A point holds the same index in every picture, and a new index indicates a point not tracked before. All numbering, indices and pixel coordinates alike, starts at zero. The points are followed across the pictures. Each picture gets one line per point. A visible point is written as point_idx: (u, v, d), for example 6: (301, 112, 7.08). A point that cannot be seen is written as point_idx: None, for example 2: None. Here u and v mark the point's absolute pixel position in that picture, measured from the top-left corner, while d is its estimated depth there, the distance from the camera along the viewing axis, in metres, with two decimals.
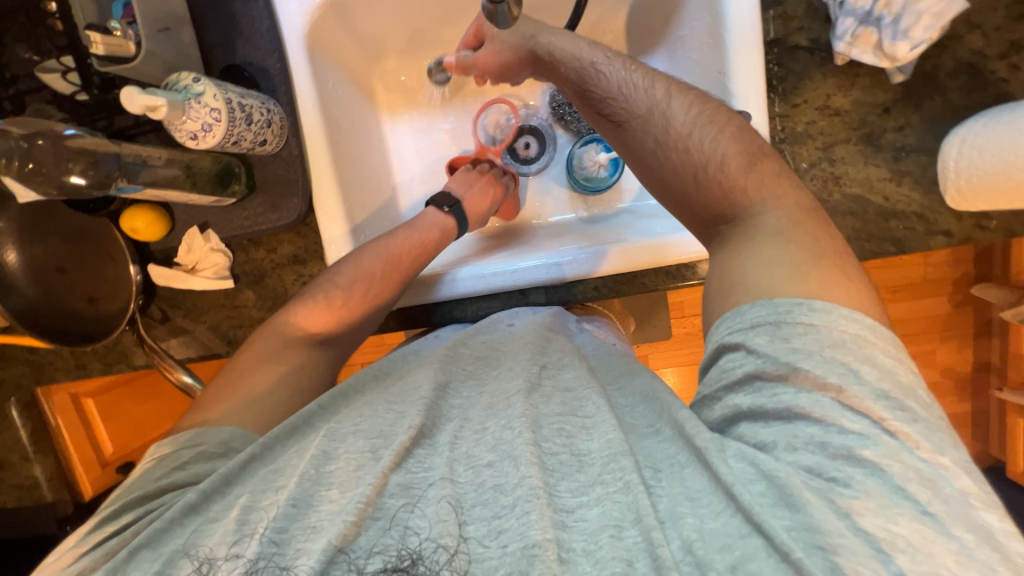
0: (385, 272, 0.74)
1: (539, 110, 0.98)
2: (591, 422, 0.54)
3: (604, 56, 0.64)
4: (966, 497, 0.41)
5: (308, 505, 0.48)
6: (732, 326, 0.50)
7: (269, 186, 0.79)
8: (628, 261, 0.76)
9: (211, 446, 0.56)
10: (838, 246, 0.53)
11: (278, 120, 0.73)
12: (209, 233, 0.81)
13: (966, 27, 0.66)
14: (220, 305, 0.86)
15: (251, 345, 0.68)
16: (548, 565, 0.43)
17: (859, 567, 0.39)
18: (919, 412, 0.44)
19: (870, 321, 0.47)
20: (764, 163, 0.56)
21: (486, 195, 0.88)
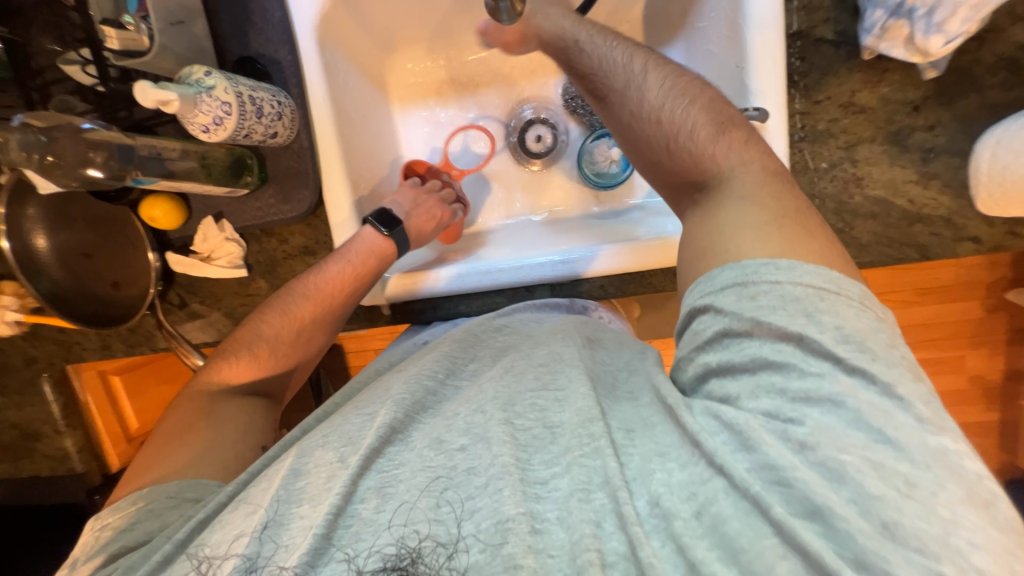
0: (316, 314, 0.74)
1: (552, 101, 0.96)
2: (563, 394, 0.53)
3: (587, 33, 0.62)
4: (922, 426, 0.39)
5: (286, 518, 0.50)
6: (705, 289, 0.48)
7: (280, 177, 0.80)
8: (644, 259, 0.74)
9: (162, 501, 0.57)
10: (806, 208, 0.50)
11: (289, 113, 0.74)
12: (224, 222, 0.83)
13: (1010, 19, 0.61)
14: (235, 293, 0.89)
15: (174, 409, 0.67)
16: (522, 538, 0.44)
17: (811, 494, 0.39)
18: (881, 352, 0.42)
19: (833, 272, 0.45)
20: (735, 130, 0.54)
21: (432, 216, 0.84)
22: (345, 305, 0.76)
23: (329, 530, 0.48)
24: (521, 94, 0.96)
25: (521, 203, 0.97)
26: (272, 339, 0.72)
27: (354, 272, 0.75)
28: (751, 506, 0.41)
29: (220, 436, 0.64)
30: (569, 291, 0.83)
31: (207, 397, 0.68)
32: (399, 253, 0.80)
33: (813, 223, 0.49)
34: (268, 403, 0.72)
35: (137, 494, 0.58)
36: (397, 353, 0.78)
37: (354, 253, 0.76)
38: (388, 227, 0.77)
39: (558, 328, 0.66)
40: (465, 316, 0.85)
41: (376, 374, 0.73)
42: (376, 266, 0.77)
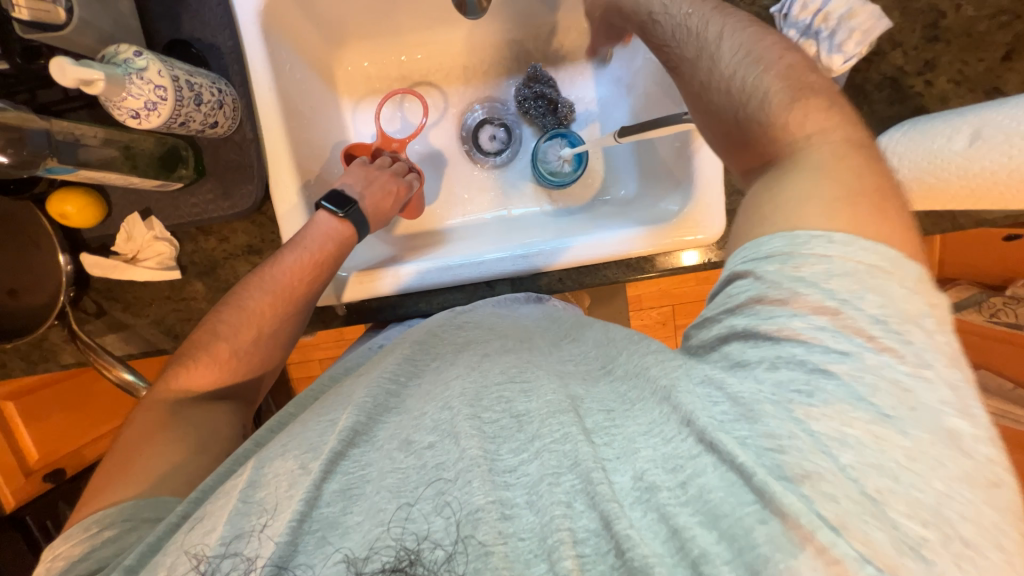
0: (276, 305, 0.70)
1: (506, 104, 0.99)
2: (529, 386, 0.55)
3: (661, 5, 0.69)
4: (943, 407, 0.43)
5: (244, 532, 0.46)
6: (749, 255, 0.52)
7: (220, 170, 0.75)
8: (596, 253, 0.78)
9: (116, 526, 0.51)
10: (881, 194, 0.51)
11: (231, 101, 0.69)
12: (152, 220, 0.76)
13: (889, 45, 0.73)
14: (166, 298, 0.81)
15: (131, 424, 0.62)
16: (492, 524, 0.45)
17: (804, 462, 0.42)
18: (920, 335, 0.45)
19: (891, 250, 0.47)
20: (811, 97, 0.56)
21: (387, 194, 0.82)
22: (310, 295, 0.72)
23: (291, 539, 0.46)
24: (474, 94, 0.98)
25: (477, 202, 0.98)
26: (232, 337, 0.67)
27: (316, 261, 0.72)
28: (738, 476, 0.44)
29: (183, 446, 0.59)
30: (530, 286, 0.84)
31: (166, 407, 0.63)
32: (359, 236, 0.78)
33: (884, 201, 0.50)
34: (236, 408, 0.67)
35: (90, 519, 0.52)
36: (353, 359, 0.76)
37: (313, 241, 0.73)
38: (342, 209, 0.75)
39: (512, 330, 0.68)
40: (425, 314, 0.84)
41: (331, 381, 0.70)
42: (336, 247, 0.74)
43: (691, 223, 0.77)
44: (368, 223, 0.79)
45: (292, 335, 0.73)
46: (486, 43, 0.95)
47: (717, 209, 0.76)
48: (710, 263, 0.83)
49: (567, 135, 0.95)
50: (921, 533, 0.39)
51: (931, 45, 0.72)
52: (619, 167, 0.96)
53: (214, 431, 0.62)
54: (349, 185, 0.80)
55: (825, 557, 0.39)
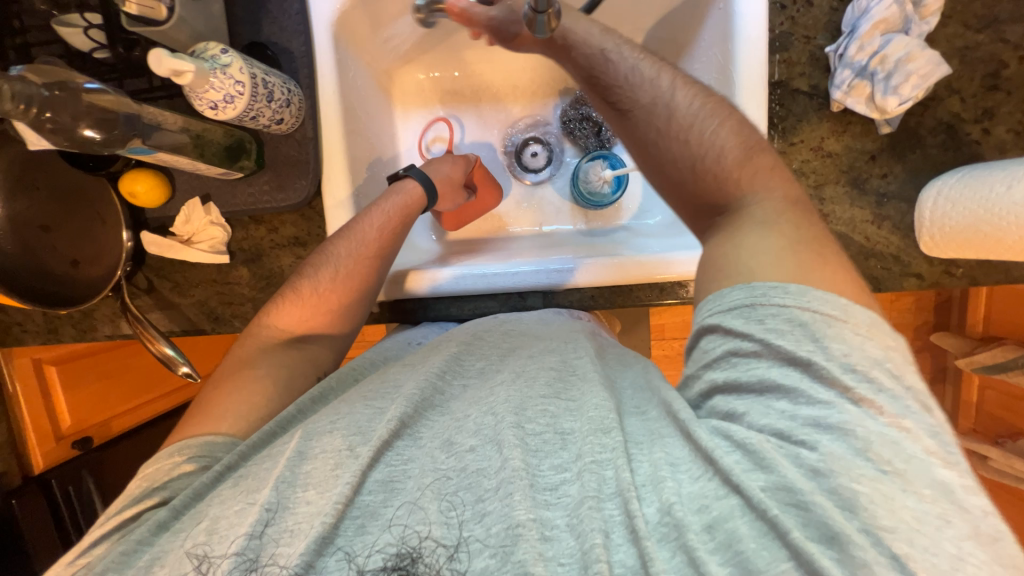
0: (355, 256, 0.73)
1: (550, 123, 1.01)
2: (575, 405, 0.55)
3: (614, 44, 0.66)
4: (928, 458, 0.43)
5: (287, 505, 0.50)
6: (714, 307, 0.52)
7: (278, 164, 0.79)
8: (627, 274, 0.78)
9: (192, 457, 0.57)
10: (821, 236, 0.53)
11: (297, 101, 0.74)
12: (210, 205, 0.80)
13: (947, 91, 0.72)
14: (212, 280, 0.85)
15: (233, 352, 0.69)
16: (533, 544, 0.45)
17: (829, 520, 0.41)
18: (883, 381, 0.45)
19: (841, 300, 0.48)
20: (759, 156, 0.59)
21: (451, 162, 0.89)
22: (390, 253, 0.76)
23: (335, 522, 0.48)
24: (521, 111, 1.01)
25: (515, 217, 1.00)
26: (320, 288, 0.71)
27: (392, 223, 0.76)
28: (767, 528, 0.43)
29: (267, 383, 0.64)
30: (563, 301, 0.84)
31: (258, 351, 0.68)
32: (428, 200, 0.83)
33: (830, 253, 0.52)
34: (322, 352, 0.71)
35: (176, 447, 0.58)
36: (390, 348, 0.77)
37: (391, 204, 0.78)
38: (404, 169, 0.84)
39: (543, 331, 0.71)
40: (456, 319, 0.85)
41: (371, 365, 0.72)
42: (410, 208, 0.79)
43: None
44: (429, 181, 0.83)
45: (373, 291, 0.75)
46: (536, 63, 0.98)
47: None
48: None
49: (607, 158, 0.97)
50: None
51: (990, 94, 0.72)
52: None
53: (297, 372, 0.67)
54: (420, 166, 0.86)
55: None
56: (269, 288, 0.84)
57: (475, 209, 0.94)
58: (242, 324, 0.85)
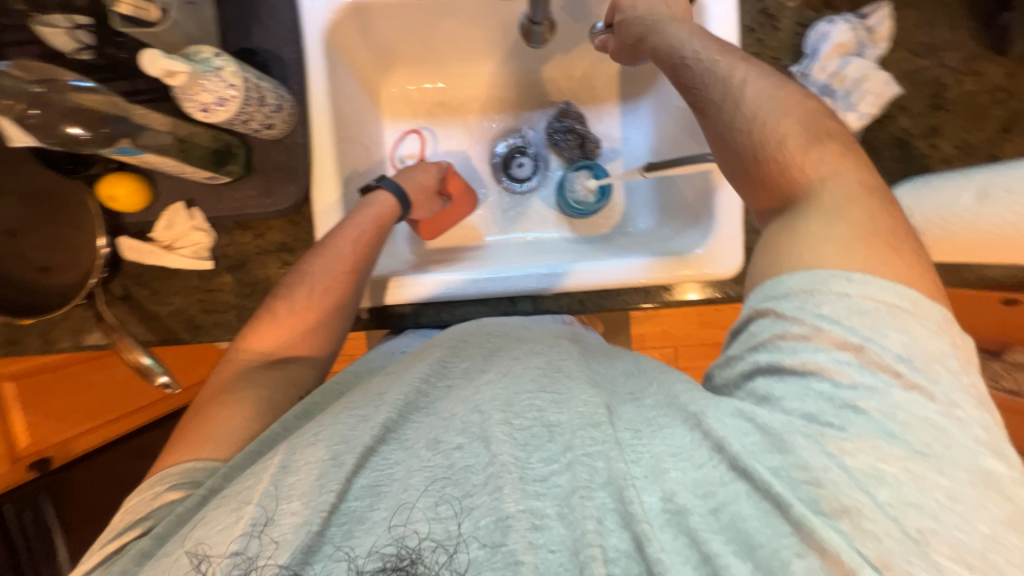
0: (331, 271, 0.72)
1: (535, 133, 1.04)
2: (562, 397, 0.56)
3: (691, 48, 0.68)
4: (976, 447, 0.44)
5: (270, 518, 0.48)
6: (767, 292, 0.54)
7: (267, 169, 0.78)
8: (612, 278, 0.81)
9: (174, 486, 0.54)
10: (898, 225, 0.52)
11: (288, 107, 0.74)
12: (195, 210, 0.78)
13: (898, 109, 0.80)
14: (193, 287, 0.82)
15: (211, 379, 0.66)
16: (522, 533, 0.47)
17: (841, 496, 0.43)
18: (946, 375, 0.46)
19: (913, 292, 0.48)
20: (830, 143, 0.57)
21: (423, 172, 0.89)
22: (367, 267, 0.75)
23: (323, 527, 0.48)
24: (507, 123, 1.04)
25: (501, 224, 1.02)
26: (296, 306, 0.70)
27: (368, 236, 0.76)
28: (772, 506, 0.45)
29: (248, 403, 0.61)
30: (552, 305, 0.86)
31: (236, 374, 0.66)
32: (403, 211, 0.83)
33: (903, 246, 0.51)
34: (304, 372, 0.69)
35: (155, 480, 0.55)
36: (374, 359, 0.75)
37: (366, 218, 0.78)
38: (376, 180, 0.84)
39: (529, 333, 0.71)
40: (444, 324, 0.86)
41: (355, 378, 0.69)
42: (386, 220, 0.79)
43: (706, 258, 0.80)
44: (402, 191, 0.83)
45: (352, 305, 0.74)
46: (520, 78, 1.02)
47: (734, 247, 0.79)
48: (725, 297, 0.84)
49: (591, 167, 1.00)
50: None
51: (934, 112, 0.79)
52: (640, 201, 1.00)
53: (277, 390, 0.65)
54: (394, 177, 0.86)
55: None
56: (254, 295, 0.83)
57: (450, 216, 0.96)
58: (224, 332, 0.83)
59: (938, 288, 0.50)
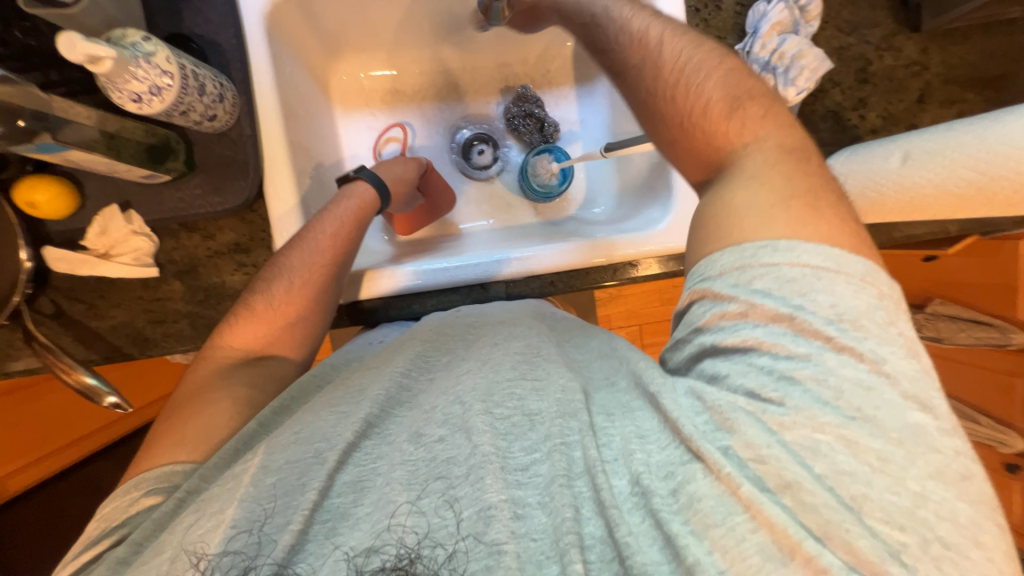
0: (307, 263, 0.69)
1: (495, 122, 1.03)
2: (541, 384, 0.55)
3: (605, 6, 0.70)
4: (905, 403, 0.43)
5: (255, 521, 0.45)
6: (703, 273, 0.53)
7: (211, 165, 0.73)
8: (577, 258, 0.82)
9: (154, 489, 0.51)
10: (817, 183, 0.52)
11: (230, 97, 0.70)
12: (131, 213, 0.72)
13: (830, 84, 0.86)
14: (138, 297, 0.76)
15: (187, 378, 0.62)
16: (505, 524, 0.45)
17: (783, 470, 0.43)
18: (874, 329, 0.46)
19: (834, 250, 0.48)
20: (748, 106, 0.58)
21: (402, 166, 0.87)
22: (348, 261, 0.72)
23: (304, 526, 0.46)
24: (465, 109, 1.03)
25: (466, 213, 1.01)
26: (274, 301, 0.66)
27: (348, 229, 0.73)
28: (726, 488, 0.44)
29: (229, 401, 0.58)
30: (523, 289, 0.86)
31: (214, 374, 0.61)
32: (381, 205, 0.82)
33: (823, 200, 0.51)
34: (285, 367, 0.66)
35: (132, 482, 0.51)
36: (351, 350, 0.74)
37: (344, 210, 0.75)
38: (354, 171, 0.81)
39: (507, 318, 0.71)
40: (417, 316, 0.84)
41: (333, 370, 0.66)
42: (364, 213, 0.77)
43: (669, 232, 0.82)
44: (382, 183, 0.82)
45: (332, 299, 0.70)
46: (475, 63, 1.01)
47: None
48: None
49: (553, 150, 1.00)
50: (900, 538, 0.41)
51: (862, 86, 0.86)
52: (601, 183, 1.02)
53: (254, 387, 0.61)
54: (373, 168, 0.84)
55: (812, 566, 0.41)
56: (208, 301, 0.77)
57: (422, 214, 0.94)
58: (177, 343, 0.77)
59: (862, 237, 0.50)
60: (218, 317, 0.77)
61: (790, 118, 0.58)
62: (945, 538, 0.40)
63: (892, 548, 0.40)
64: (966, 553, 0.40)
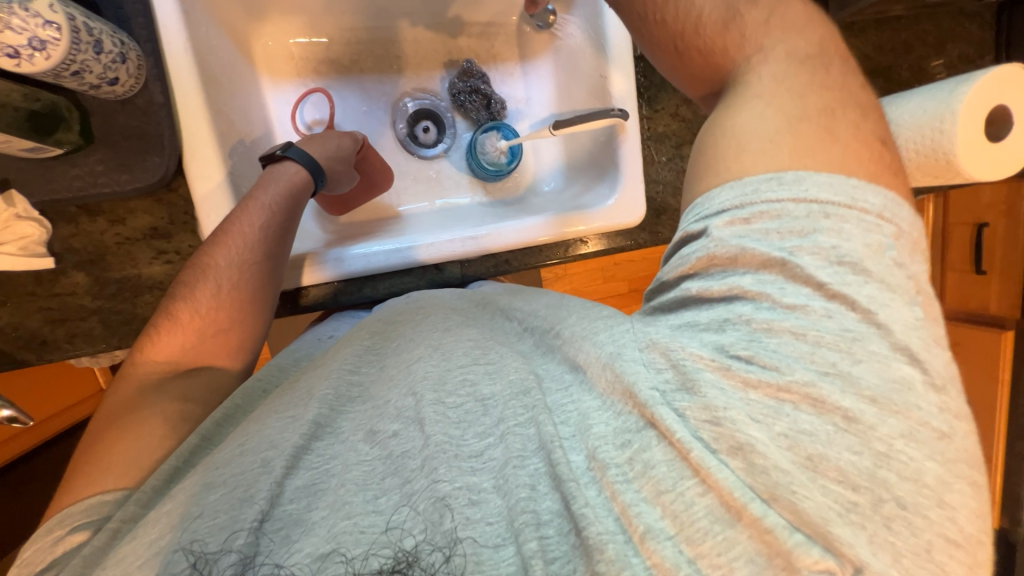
0: (238, 257, 0.60)
1: (440, 97, 1.00)
2: (494, 366, 0.54)
3: None
4: (892, 354, 0.43)
5: (202, 535, 0.40)
6: (700, 213, 0.52)
7: (116, 138, 0.65)
8: (532, 235, 0.83)
9: (82, 529, 0.43)
10: (833, 107, 0.50)
11: (134, 57, 0.61)
12: (13, 195, 0.62)
13: None
14: (30, 294, 0.66)
15: (108, 398, 0.53)
16: (460, 511, 0.43)
17: (738, 432, 0.44)
18: (876, 274, 0.44)
19: (850, 182, 0.47)
20: (747, 15, 0.56)
21: (328, 139, 0.79)
22: (282, 252, 0.65)
23: (251, 540, 0.40)
24: (409, 83, 0.98)
25: (412, 191, 0.97)
26: (200, 308, 0.57)
27: (280, 216, 0.65)
28: (676, 453, 0.45)
29: (162, 416, 0.50)
30: (478, 269, 0.87)
31: (139, 390, 0.52)
32: (318, 185, 0.74)
33: (836, 123, 0.50)
34: (223, 375, 0.58)
35: (54, 519, 0.43)
36: (300, 348, 0.68)
37: (277, 195, 0.67)
38: (280, 150, 0.72)
39: (464, 307, 0.68)
40: (370, 300, 0.82)
41: (280, 373, 0.61)
42: (298, 197, 0.69)
43: (617, 209, 0.85)
44: (310, 159, 0.73)
45: (274, 294, 0.63)
46: (417, 35, 0.97)
47: (638, 197, 0.86)
48: (635, 243, 0.93)
49: (501, 128, 0.98)
50: (851, 497, 0.41)
51: None
52: (550, 162, 1.02)
53: (190, 399, 0.53)
54: (302, 145, 0.76)
55: (756, 526, 0.41)
56: (121, 295, 0.69)
57: (360, 193, 0.86)
58: (84, 345, 0.68)
59: (882, 160, 0.49)
60: (136, 311, 0.69)
61: (801, 19, 0.55)
62: (903, 499, 0.40)
63: (840, 508, 0.41)
64: (924, 512, 0.40)
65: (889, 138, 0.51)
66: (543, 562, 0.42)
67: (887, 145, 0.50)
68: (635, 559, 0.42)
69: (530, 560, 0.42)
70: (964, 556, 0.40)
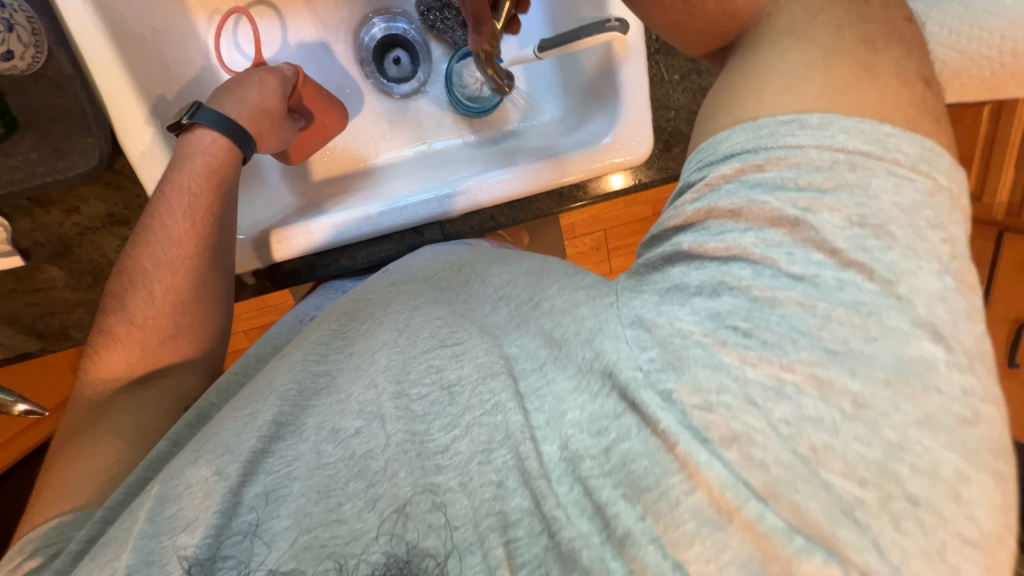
0: (171, 261, 0.59)
1: (408, 14, 0.86)
2: (460, 349, 0.50)
3: None
4: (915, 330, 0.38)
5: (155, 559, 0.41)
6: (704, 160, 0.47)
7: (40, 120, 0.60)
8: (515, 188, 0.73)
9: (34, 555, 0.43)
10: (875, 39, 0.45)
11: (25, 20, 0.55)
12: None
13: None
14: (12, 291, 0.66)
15: (67, 412, 0.55)
16: (422, 518, 0.41)
17: (735, 421, 0.40)
18: (905, 237, 0.39)
19: (883, 129, 0.41)
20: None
21: (263, 84, 0.68)
22: (217, 240, 0.61)
23: (211, 546, 0.41)
24: (367, 4, 0.84)
25: (394, 137, 0.87)
26: (136, 319, 0.57)
27: (203, 202, 0.61)
28: (661, 442, 0.41)
29: (112, 427, 0.52)
30: (461, 229, 0.80)
31: (88, 408, 0.54)
32: (245, 153, 0.66)
33: (877, 60, 0.44)
34: (185, 380, 0.58)
35: (17, 545, 0.44)
36: (279, 334, 0.66)
37: (191, 177, 0.60)
38: (187, 114, 0.62)
39: (435, 275, 0.64)
40: (349, 271, 0.79)
41: (257, 363, 0.60)
42: (221, 172, 0.63)
43: (617, 147, 0.72)
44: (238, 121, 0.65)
45: (221, 286, 0.62)
46: None
47: (643, 129, 0.72)
48: (639, 184, 0.81)
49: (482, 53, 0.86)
50: (857, 494, 0.37)
51: None
52: (544, 86, 0.88)
53: (150, 409, 0.54)
54: (215, 104, 0.65)
55: (751, 530, 0.38)
56: (99, 286, 0.68)
57: (306, 138, 0.76)
58: (81, 333, 0.69)
59: (927, 103, 0.43)
60: None
61: None
62: (915, 495, 0.37)
63: (845, 506, 0.37)
64: (939, 510, 0.37)
65: (934, 77, 0.45)
66: (509, 570, 0.39)
67: (931, 86, 0.44)
68: (613, 563, 0.39)
69: (495, 570, 0.39)
70: (981, 557, 0.37)
